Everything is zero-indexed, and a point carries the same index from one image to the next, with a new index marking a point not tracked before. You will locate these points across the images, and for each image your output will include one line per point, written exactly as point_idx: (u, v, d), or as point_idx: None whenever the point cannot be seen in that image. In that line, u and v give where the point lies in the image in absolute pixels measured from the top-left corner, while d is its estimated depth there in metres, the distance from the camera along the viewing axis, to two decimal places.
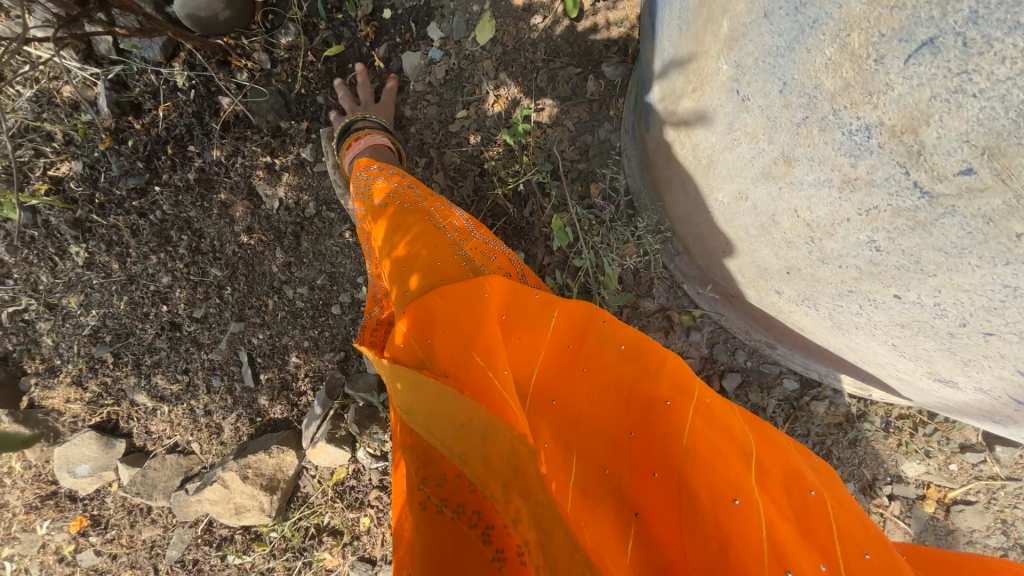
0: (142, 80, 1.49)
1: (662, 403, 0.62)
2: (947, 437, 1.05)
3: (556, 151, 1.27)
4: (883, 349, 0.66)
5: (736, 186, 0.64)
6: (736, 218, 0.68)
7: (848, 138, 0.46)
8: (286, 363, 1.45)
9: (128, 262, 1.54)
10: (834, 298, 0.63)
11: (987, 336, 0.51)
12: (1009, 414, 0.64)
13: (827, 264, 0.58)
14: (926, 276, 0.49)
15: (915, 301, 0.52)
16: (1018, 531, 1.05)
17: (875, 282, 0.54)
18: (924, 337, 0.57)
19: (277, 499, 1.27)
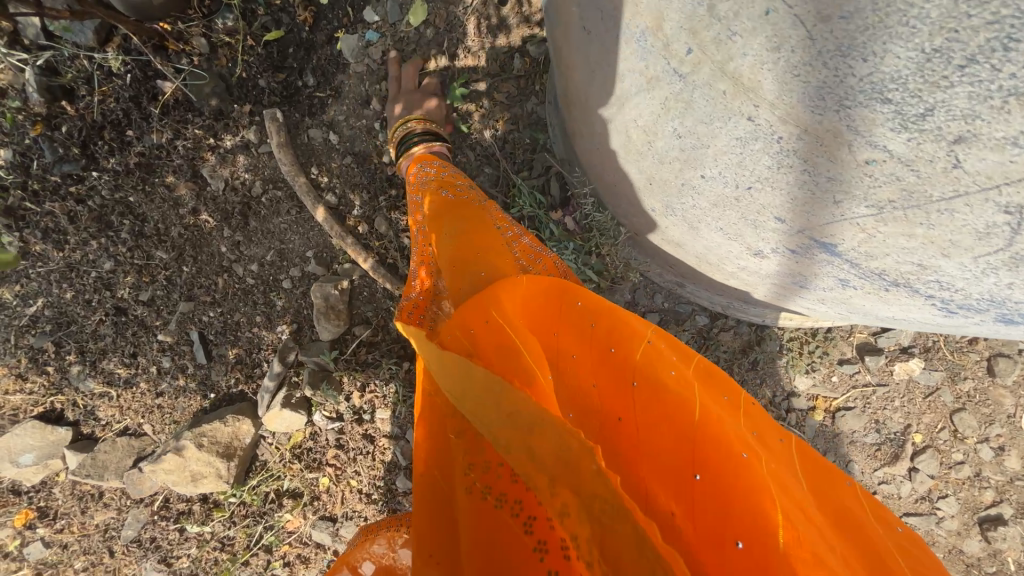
0: (74, 66, 1.46)
1: (635, 382, 0.69)
2: (826, 352, 1.25)
3: (490, 123, 1.41)
4: (725, 242, 0.68)
5: (603, 112, 0.75)
6: (609, 142, 0.78)
7: (638, 44, 0.57)
8: (239, 339, 1.49)
9: (66, 249, 1.51)
10: (679, 199, 0.69)
11: (752, 190, 0.56)
12: (803, 274, 0.62)
13: (662, 164, 0.66)
14: (706, 149, 0.57)
15: (712, 176, 0.59)
16: (889, 429, 1.24)
17: (688, 167, 0.62)
18: (727, 210, 0.61)
19: (235, 465, 1.32)
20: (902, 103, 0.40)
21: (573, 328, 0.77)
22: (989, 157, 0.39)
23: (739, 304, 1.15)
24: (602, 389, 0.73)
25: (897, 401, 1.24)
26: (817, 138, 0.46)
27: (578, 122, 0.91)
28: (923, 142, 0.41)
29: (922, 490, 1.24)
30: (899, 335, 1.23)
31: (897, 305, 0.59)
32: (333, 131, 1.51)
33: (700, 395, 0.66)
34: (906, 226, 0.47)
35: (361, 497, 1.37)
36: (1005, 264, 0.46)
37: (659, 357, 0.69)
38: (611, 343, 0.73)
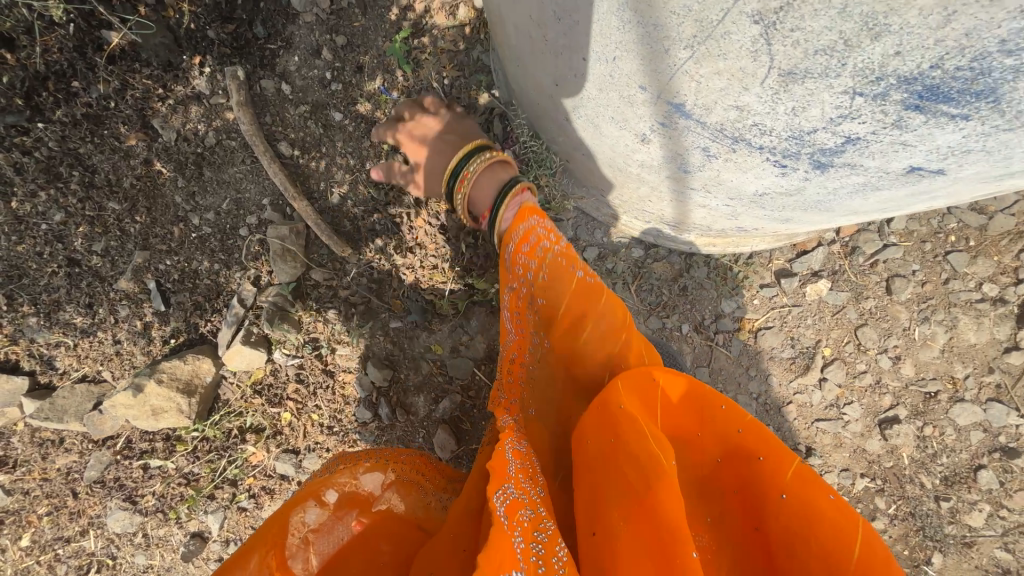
0: (11, 14, 1.37)
1: (782, 495, 0.71)
2: (747, 276, 1.37)
3: (437, 70, 1.47)
4: (623, 134, 0.76)
5: (511, 16, 0.80)
6: (524, 49, 0.84)
7: None
8: (197, 286, 1.52)
9: (12, 201, 1.49)
10: (579, 93, 0.76)
11: (614, 61, 0.61)
12: (681, 152, 0.70)
13: (558, 56, 0.73)
14: (575, 26, 0.63)
15: (588, 56, 0.66)
16: (802, 344, 1.39)
17: (572, 52, 0.68)
18: (609, 91, 0.68)
19: (196, 402, 1.36)
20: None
21: (716, 432, 0.82)
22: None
23: (666, 232, 1.25)
24: (746, 488, 0.77)
25: (809, 319, 1.38)
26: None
27: (502, 40, 0.96)
28: None
29: (830, 397, 1.39)
30: (809, 259, 1.37)
31: (751, 169, 0.65)
32: (285, 81, 1.54)
33: (862, 534, 0.65)
34: (710, 63, 0.51)
35: (322, 430, 1.43)
36: (783, 87, 0.50)
37: (812, 482, 0.70)
38: (740, 426, 0.79)
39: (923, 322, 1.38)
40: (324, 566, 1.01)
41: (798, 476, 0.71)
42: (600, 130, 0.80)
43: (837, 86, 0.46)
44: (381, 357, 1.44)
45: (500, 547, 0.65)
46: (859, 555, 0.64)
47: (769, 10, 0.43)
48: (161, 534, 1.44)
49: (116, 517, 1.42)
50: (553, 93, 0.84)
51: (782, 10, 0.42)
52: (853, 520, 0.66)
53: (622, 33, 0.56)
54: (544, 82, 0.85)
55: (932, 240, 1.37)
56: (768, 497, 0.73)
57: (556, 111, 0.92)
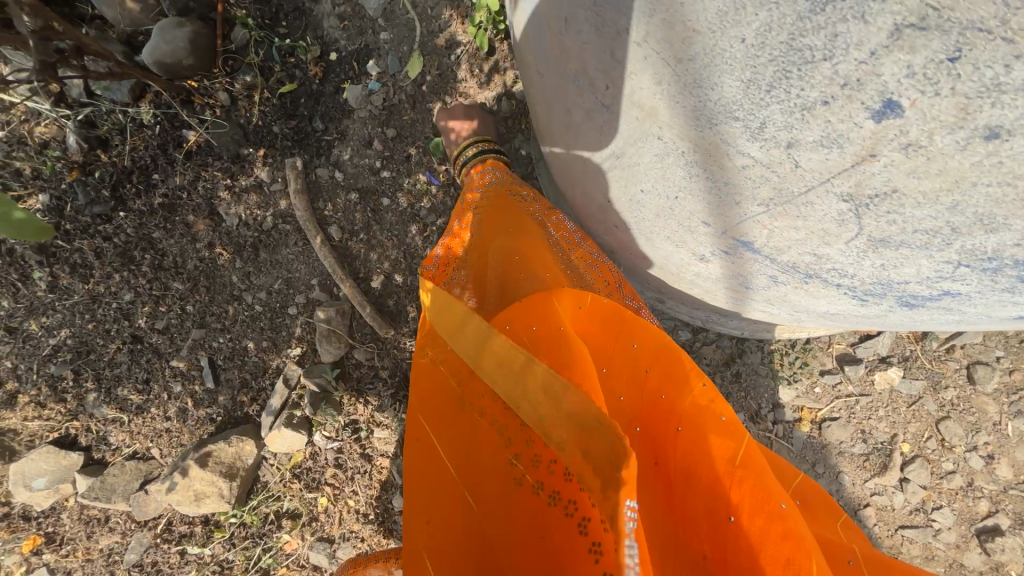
0: (110, 119, 1.65)
1: (679, 426, 0.78)
2: (806, 363, 1.29)
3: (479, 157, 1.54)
4: (676, 251, 0.77)
5: (565, 140, 0.86)
6: (575, 167, 0.89)
7: (575, 82, 0.69)
8: (246, 363, 1.57)
9: (90, 282, 1.64)
10: (634, 213, 0.79)
11: (678, 199, 0.65)
12: (744, 276, 0.70)
13: (617, 181, 0.77)
14: (639, 166, 0.68)
15: (649, 188, 0.69)
16: (875, 438, 1.26)
17: (629, 182, 0.73)
18: (666, 217, 0.71)
19: (237, 486, 1.36)
20: (745, 118, 0.50)
21: (627, 365, 0.87)
22: (813, 157, 0.49)
23: (716, 317, 1.21)
24: (649, 422, 0.84)
25: (881, 411, 1.27)
26: (703, 150, 0.56)
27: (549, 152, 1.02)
28: (770, 148, 0.51)
29: (915, 501, 1.24)
30: (876, 345, 1.27)
31: (822, 298, 0.66)
32: (339, 169, 1.65)
33: (746, 443, 0.73)
34: (789, 220, 0.56)
35: (358, 517, 1.39)
36: (871, 247, 0.54)
37: (708, 406, 0.76)
38: (648, 366, 0.84)
39: (1016, 417, 1.23)
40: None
41: (696, 401, 0.77)
42: (653, 243, 0.83)
43: (939, 256, 0.51)
44: None
45: None
46: (739, 459, 0.73)
47: (861, 195, 0.49)
48: None
49: None
50: (606, 207, 0.87)
51: (874, 198, 0.49)
52: (739, 432, 0.74)
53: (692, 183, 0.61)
54: (596, 196, 0.89)
55: None
56: (668, 431, 0.80)
57: (603, 220, 0.96)
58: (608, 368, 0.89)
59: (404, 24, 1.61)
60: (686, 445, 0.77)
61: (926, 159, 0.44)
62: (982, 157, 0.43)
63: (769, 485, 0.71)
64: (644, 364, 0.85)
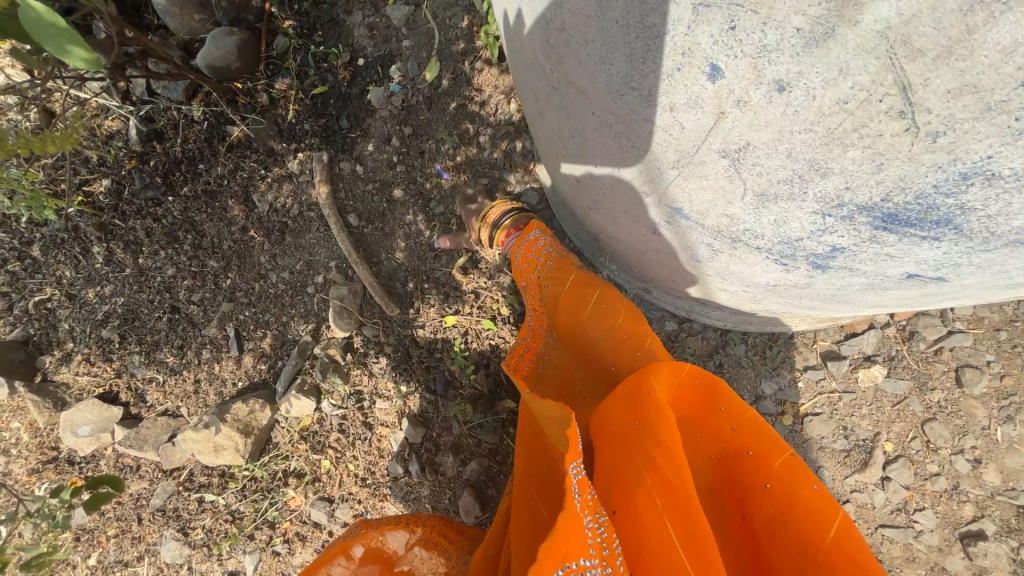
0: (166, 115, 1.87)
1: (767, 486, 0.88)
2: (789, 357, 1.32)
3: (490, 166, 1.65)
4: (634, 223, 0.88)
5: (538, 130, 0.98)
6: (549, 152, 1.01)
7: (531, 74, 0.82)
8: (267, 336, 1.73)
9: (140, 257, 1.85)
10: (596, 189, 0.89)
11: (618, 168, 0.76)
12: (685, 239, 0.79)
13: (576, 161, 0.88)
14: (585, 143, 0.79)
15: (598, 162, 0.80)
16: (857, 435, 1.27)
17: (583, 160, 0.84)
18: (617, 187, 0.82)
19: (251, 442, 1.50)
20: (637, 87, 0.60)
21: (715, 425, 0.99)
22: (689, 118, 0.58)
23: (700, 306, 1.26)
24: (733, 478, 0.95)
25: (865, 408, 1.28)
26: (615, 116, 0.67)
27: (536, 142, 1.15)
28: (661, 113, 0.60)
29: (897, 500, 1.24)
30: (861, 342, 1.29)
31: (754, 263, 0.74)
32: (360, 163, 1.80)
33: (841, 516, 0.80)
34: (692, 179, 0.65)
35: (356, 480, 1.50)
36: (762, 203, 0.62)
37: (801, 472, 0.86)
38: (736, 425, 0.95)
39: (1006, 422, 1.22)
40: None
41: (788, 465, 0.87)
42: (618, 216, 0.93)
43: (808, 206, 0.59)
44: (417, 414, 1.51)
45: (567, 535, 0.75)
46: (835, 534, 0.79)
47: (732, 149, 0.57)
48: (203, 569, 1.53)
49: (169, 547, 1.54)
50: (576, 187, 0.98)
51: (742, 150, 0.57)
52: (833, 507, 0.82)
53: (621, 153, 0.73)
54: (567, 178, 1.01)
55: (1009, 328, 1.25)
56: (755, 486, 0.90)
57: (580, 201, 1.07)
58: (702, 432, 1.01)
59: (425, 34, 1.76)
60: (773, 503, 0.86)
61: (758, 113, 0.53)
62: (792, 106, 0.51)
63: (856, 549, 0.77)
64: (735, 432, 0.94)
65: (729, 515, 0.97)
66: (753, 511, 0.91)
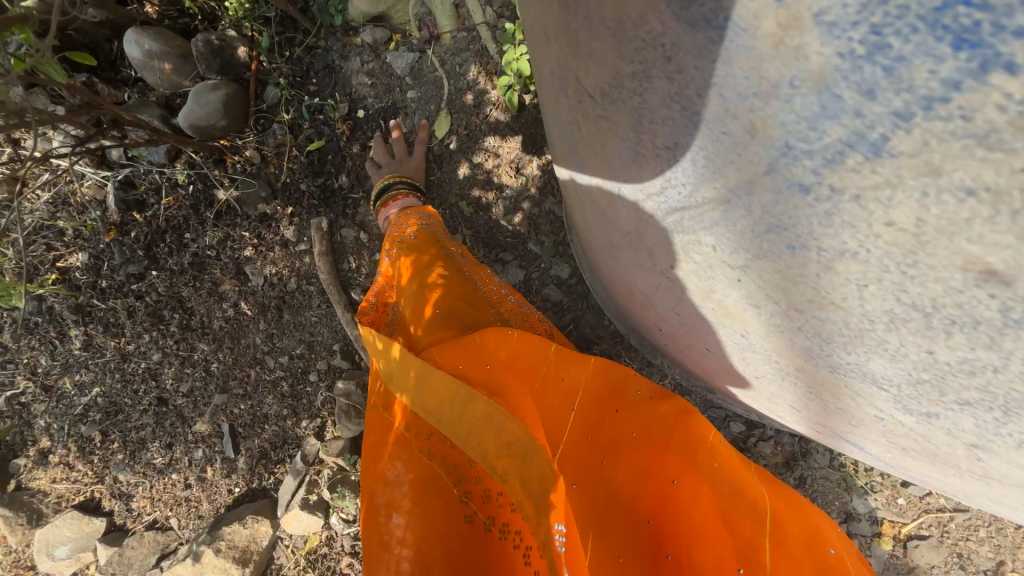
0: (147, 179, 1.68)
1: (621, 556, 0.74)
2: (887, 470, 1.10)
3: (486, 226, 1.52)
4: (766, 405, 0.82)
5: (628, 286, 0.87)
6: (642, 308, 0.91)
7: (650, 268, 0.69)
8: (266, 432, 1.52)
9: (122, 341, 1.65)
10: (718, 366, 0.82)
11: (782, 394, 0.69)
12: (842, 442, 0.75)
13: (693, 341, 0.79)
14: (730, 352, 0.70)
15: (741, 368, 0.72)
16: (975, 565, 1.06)
17: (714, 354, 0.75)
18: (762, 391, 0.74)
19: (249, 572, 1.31)
20: (886, 390, 0.51)
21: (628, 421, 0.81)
22: (973, 436, 0.49)
23: None
24: (661, 498, 0.75)
25: (982, 532, 1.07)
26: (828, 389, 0.58)
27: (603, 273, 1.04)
28: (912, 416, 0.52)
29: None
30: None
31: (931, 478, 0.71)
32: (364, 230, 1.60)
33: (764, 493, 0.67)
34: (920, 449, 0.59)
35: None
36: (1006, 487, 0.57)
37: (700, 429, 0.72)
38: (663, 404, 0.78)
39: None
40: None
41: (696, 436, 0.73)
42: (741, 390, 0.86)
43: None
44: None
45: None
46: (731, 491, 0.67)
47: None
48: None
49: None
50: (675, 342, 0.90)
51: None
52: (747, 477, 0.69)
53: (808, 398, 0.65)
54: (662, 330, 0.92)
55: None
56: (667, 482, 0.73)
57: (669, 344, 0.99)
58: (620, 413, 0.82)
59: (433, 83, 1.57)
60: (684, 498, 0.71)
61: None
62: None
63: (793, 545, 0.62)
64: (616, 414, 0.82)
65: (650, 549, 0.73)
66: (669, 509, 0.73)
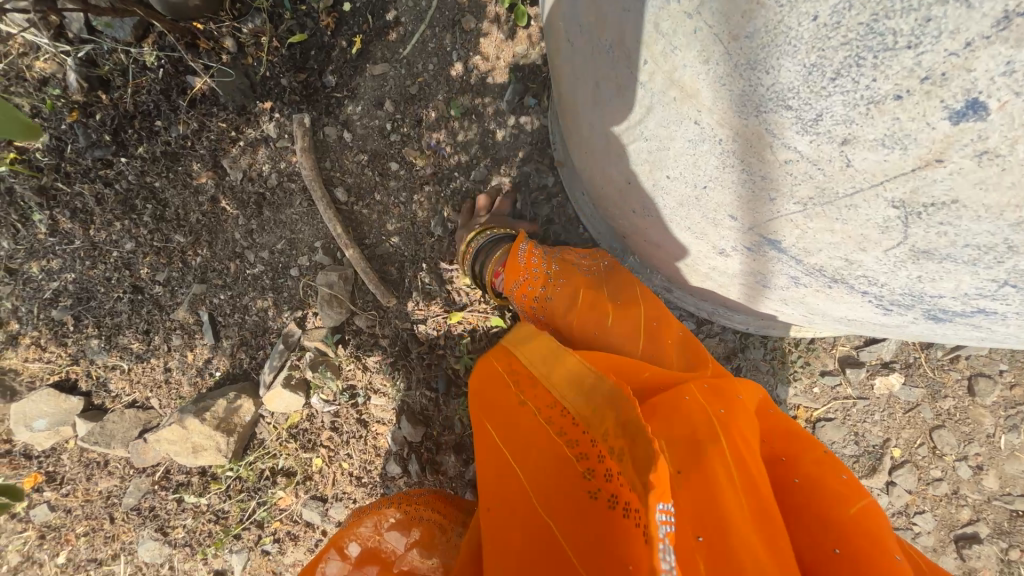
0: (111, 59, 1.56)
1: (700, 536, 0.68)
2: (808, 363, 1.29)
3: (471, 133, 1.53)
4: (695, 243, 0.80)
5: (587, 119, 0.87)
6: (594, 148, 0.90)
7: (607, 53, 0.71)
8: (246, 321, 1.58)
9: (91, 228, 1.58)
10: (650, 199, 0.81)
11: (706, 189, 0.67)
12: (759, 270, 0.74)
13: (635, 166, 0.79)
14: (666, 150, 0.69)
15: (673, 177, 0.71)
16: (868, 441, 1.27)
17: (653, 168, 0.74)
18: (690, 208, 0.73)
19: (234, 441, 1.40)
20: (799, 108, 0.51)
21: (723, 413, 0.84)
22: (870, 156, 0.49)
23: (724, 310, 1.19)
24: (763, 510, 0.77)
25: (877, 415, 1.27)
26: (747, 140, 0.57)
27: (571, 134, 1.04)
28: (822, 144, 0.52)
29: (899, 504, 1.26)
30: (880, 349, 1.27)
31: (845, 304, 0.71)
32: (347, 130, 1.59)
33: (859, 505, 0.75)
34: (826, 221, 0.57)
35: (352, 480, 1.44)
36: (911, 257, 0.56)
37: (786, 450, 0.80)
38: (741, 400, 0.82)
39: (1012, 431, 1.24)
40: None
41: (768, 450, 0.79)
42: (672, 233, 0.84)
43: (986, 275, 0.53)
44: (416, 412, 1.43)
45: None
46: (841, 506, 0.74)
47: (916, 202, 0.50)
48: (185, 568, 1.46)
49: (147, 546, 1.46)
50: (619, 190, 0.88)
51: (929, 206, 0.50)
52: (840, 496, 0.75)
53: (735, 184, 0.63)
54: (610, 179, 0.91)
55: None
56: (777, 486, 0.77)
57: (612, 205, 0.99)
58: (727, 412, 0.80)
59: None
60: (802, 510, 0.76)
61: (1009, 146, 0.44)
62: None
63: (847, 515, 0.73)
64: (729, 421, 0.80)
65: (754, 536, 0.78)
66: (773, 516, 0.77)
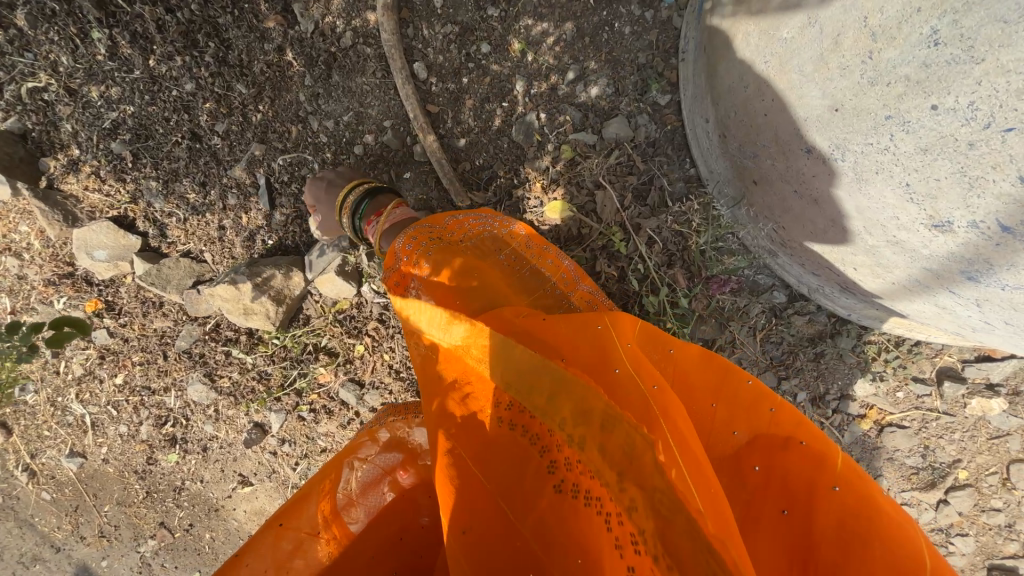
0: None
1: None
2: (903, 365, 1.16)
3: (586, 21, 1.24)
4: (900, 208, 0.63)
5: (809, 10, 0.64)
6: (795, 56, 0.68)
7: None
8: (302, 194, 1.51)
9: (151, 60, 1.44)
10: (865, 138, 0.62)
11: (1007, 134, 0.49)
12: (989, 259, 0.57)
13: (874, 88, 0.59)
14: (971, 67, 0.50)
15: (950, 109, 0.52)
16: (935, 457, 1.19)
17: (916, 93, 0.54)
18: (943, 159, 0.55)
19: (283, 311, 1.40)
20: None
21: (729, 402, 0.83)
22: None
23: (832, 289, 1.04)
24: (771, 479, 0.78)
25: (957, 434, 1.17)
26: None
27: (743, 36, 0.81)
28: None
29: (943, 522, 1.21)
30: (992, 369, 1.13)
31: None
32: None
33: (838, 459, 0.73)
34: None
35: (390, 372, 1.45)
36: None
37: (755, 399, 0.80)
38: (715, 400, 0.85)
39: None
40: (364, 530, 1.02)
41: (745, 395, 0.81)
42: (866, 189, 0.66)
43: None
44: None
45: None
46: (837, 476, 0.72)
47: None
48: (229, 414, 1.56)
49: (195, 388, 1.55)
50: (811, 122, 0.68)
51: None
52: (823, 454, 0.74)
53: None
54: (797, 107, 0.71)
55: None
56: (753, 463, 0.80)
57: (771, 141, 0.79)
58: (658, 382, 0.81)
59: None
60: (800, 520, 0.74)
61: None
62: None
63: (821, 465, 0.74)
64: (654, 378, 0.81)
65: (764, 508, 0.78)
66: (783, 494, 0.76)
